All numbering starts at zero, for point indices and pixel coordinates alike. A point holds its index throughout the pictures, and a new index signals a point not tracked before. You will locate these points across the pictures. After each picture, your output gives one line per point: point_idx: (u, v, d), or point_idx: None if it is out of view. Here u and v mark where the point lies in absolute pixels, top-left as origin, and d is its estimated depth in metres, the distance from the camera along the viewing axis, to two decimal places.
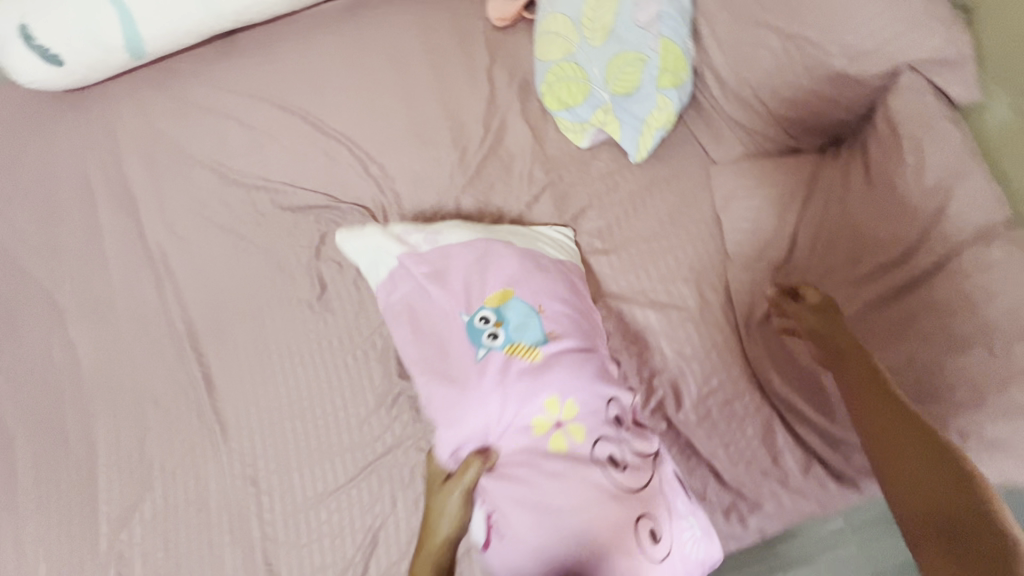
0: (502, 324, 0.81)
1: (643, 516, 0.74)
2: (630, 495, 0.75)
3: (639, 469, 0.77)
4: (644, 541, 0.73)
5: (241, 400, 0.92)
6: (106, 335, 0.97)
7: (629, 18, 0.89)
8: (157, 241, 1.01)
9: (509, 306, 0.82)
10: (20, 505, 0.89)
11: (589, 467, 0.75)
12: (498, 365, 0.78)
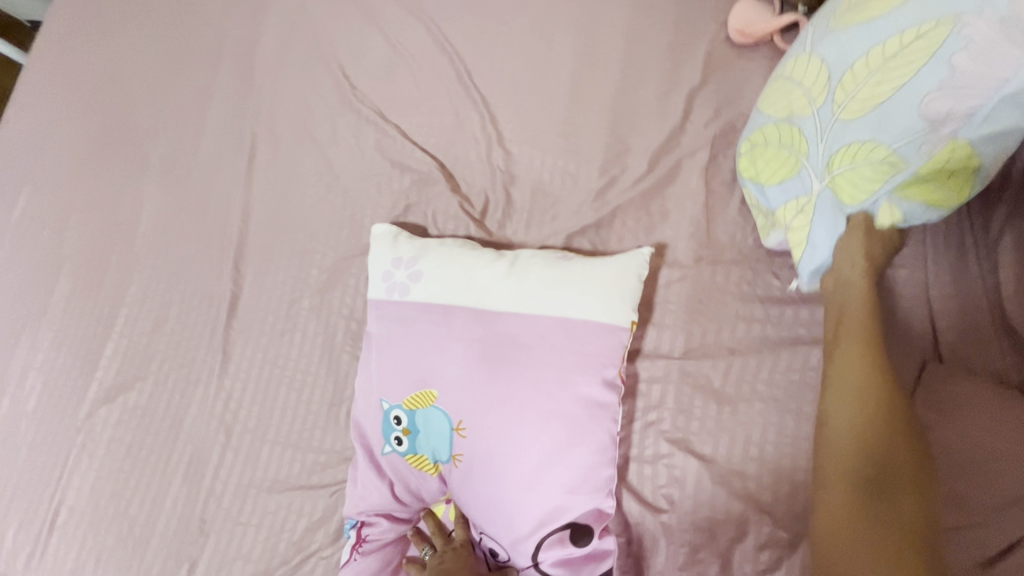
0: (410, 434, 0.64)
1: None
2: None
3: None
4: None
5: (253, 341, 0.83)
6: (171, 205, 0.92)
7: (918, 98, 0.56)
8: (255, 131, 0.92)
9: (426, 411, 0.63)
10: (43, 330, 0.90)
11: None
12: (391, 469, 0.66)
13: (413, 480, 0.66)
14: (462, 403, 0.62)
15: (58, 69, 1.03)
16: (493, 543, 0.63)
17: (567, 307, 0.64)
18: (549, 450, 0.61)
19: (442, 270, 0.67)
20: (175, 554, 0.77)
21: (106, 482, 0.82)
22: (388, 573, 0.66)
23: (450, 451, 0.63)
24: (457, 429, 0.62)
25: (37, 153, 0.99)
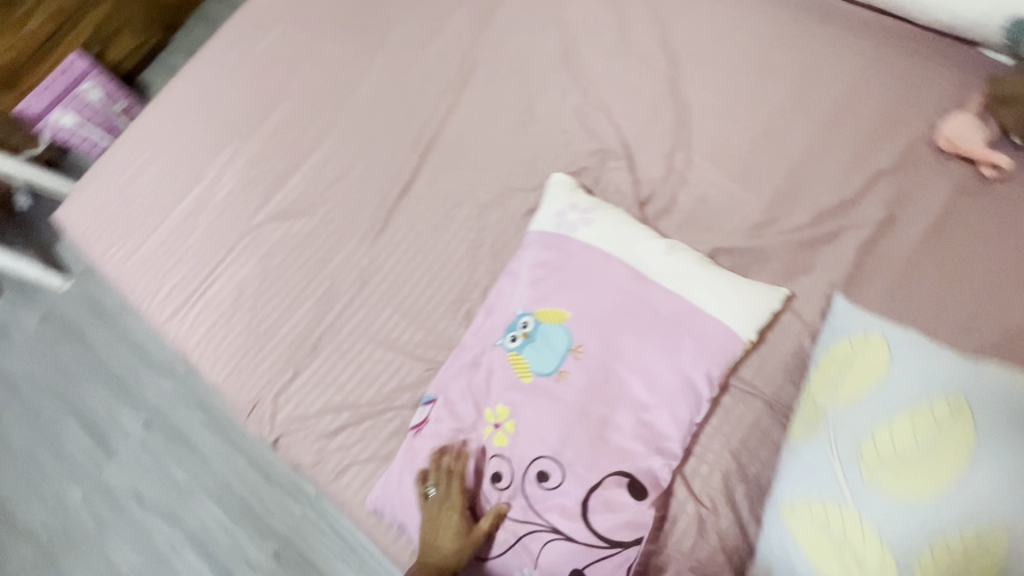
0: (527, 337, 0.71)
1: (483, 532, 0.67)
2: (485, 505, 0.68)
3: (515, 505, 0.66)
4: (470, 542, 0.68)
5: (409, 223, 0.95)
6: (386, 84, 1.04)
7: (980, 477, 0.58)
8: (478, 55, 1.04)
9: (551, 324, 0.71)
10: (247, 142, 1.06)
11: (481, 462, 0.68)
12: (492, 359, 0.73)
13: (503, 375, 0.71)
14: (585, 335, 0.69)
15: None
16: (548, 459, 0.65)
17: (704, 301, 0.71)
18: (638, 403, 0.67)
19: (609, 227, 0.76)
20: (285, 359, 0.91)
21: (252, 281, 0.96)
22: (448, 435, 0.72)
23: (555, 365, 0.68)
24: (573, 352, 0.68)
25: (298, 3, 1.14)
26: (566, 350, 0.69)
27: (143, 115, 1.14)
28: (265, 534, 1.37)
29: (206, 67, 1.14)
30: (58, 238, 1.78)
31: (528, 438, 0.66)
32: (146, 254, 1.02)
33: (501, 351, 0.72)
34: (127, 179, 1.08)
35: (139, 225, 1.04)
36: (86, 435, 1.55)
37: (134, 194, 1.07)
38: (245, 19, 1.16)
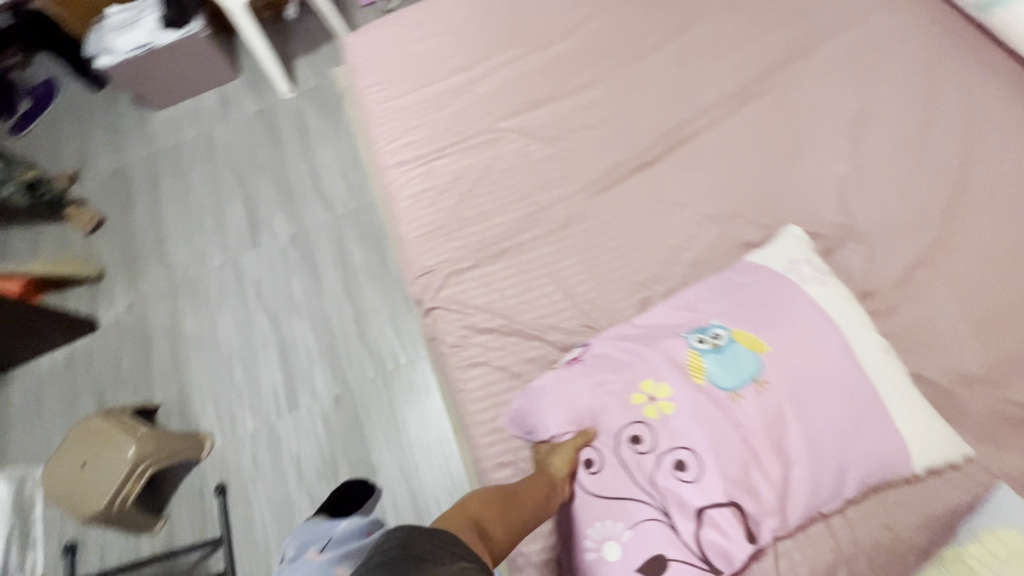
0: (721, 344, 0.72)
1: (589, 469, 0.72)
2: (604, 451, 0.71)
3: (632, 467, 0.70)
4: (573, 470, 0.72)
5: (631, 196, 0.98)
6: (668, 70, 1.08)
7: None
8: (767, 84, 1.04)
9: (749, 347, 0.72)
10: (524, 57, 1.14)
11: (620, 416, 0.72)
12: (676, 340, 0.75)
13: (680, 360, 0.72)
14: (775, 376, 0.70)
15: None
16: (686, 454, 0.68)
17: (899, 412, 0.69)
18: (792, 458, 0.68)
19: (839, 297, 0.76)
20: (468, 248, 0.98)
21: (472, 171, 1.04)
22: (599, 378, 0.75)
23: (736, 382, 0.70)
24: (756, 384, 0.69)
25: None
26: (749, 380, 0.70)
27: None
28: (336, 378, 1.50)
29: None
30: (300, 55, 2.00)
31: (678, 427, 0.69)
32: (399, 106, 1.13)
33: (684, 345, 0.73)
34: (412, 38, 1.20)
35: (404, 80, 1.15)
36: (243, 220, 1.75)
37: (411, 53, 1.18)
38: None
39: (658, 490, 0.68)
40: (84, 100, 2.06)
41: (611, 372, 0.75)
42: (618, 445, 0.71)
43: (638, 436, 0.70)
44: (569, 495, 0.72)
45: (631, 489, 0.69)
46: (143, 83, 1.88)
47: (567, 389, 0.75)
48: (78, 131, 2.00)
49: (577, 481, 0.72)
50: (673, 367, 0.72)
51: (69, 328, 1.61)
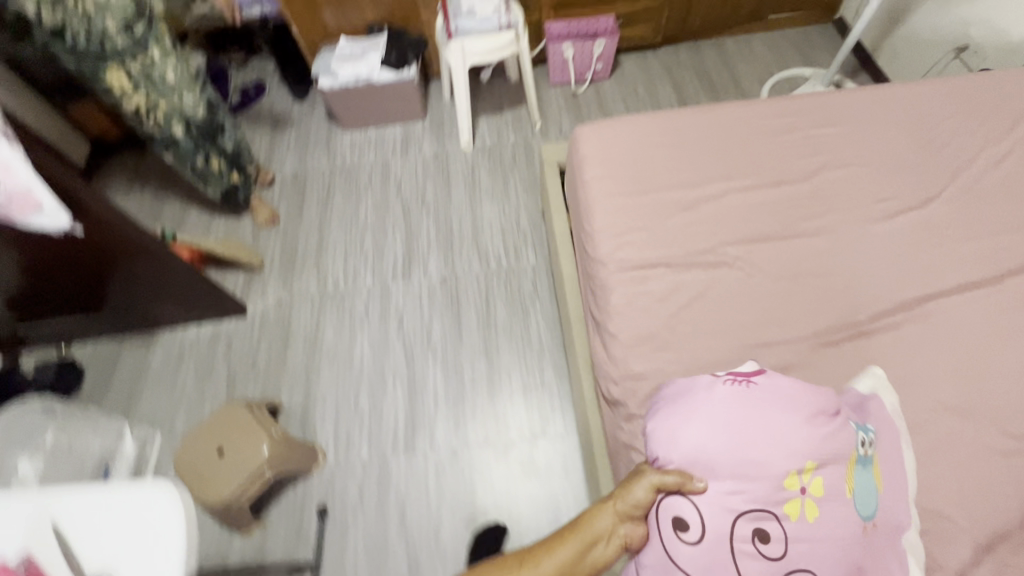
0: (864, 460, 0.78)
1: (696, 529, 0.73)
2: (728, 516, 0.72)
3: (742, 550, 0.71)
4: (682, 517, 0.74)
5: (856, 356, 0.96)
6: (901, 240, 1.08)
7: None
8: (1012, 282, 1.01)
9: (875, 481, 0.78)
10: (751, 190, 1.17)
11: (760, 495, 0.73)
12: (838, 438, 0.77)
13: (835, 467, 0.75)
14: (884, 518, 0.76)
15: (930, 104, 1.25)
16: (800, 573, 0.70)
17: None
18: None
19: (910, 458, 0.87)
20: (677, 364, 0.98)
21: (689, 287, 1.05)
22: (759, 439, 0.74)
23: (866, 510, 0.75)
24: (874, 524, 0.75)
25: (862, 125, 1.24)
26: (870, 519, 0.75)
27: (681, 109, 1.32)
28: (457, 431, 1.49)
29: (754, 113, 1.28)
30: (484, 114, 2.14)
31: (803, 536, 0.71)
32: (623, 205, 1.17)
33: (853, 441, 0.78)
34: (642, 145, 1.26)
35: (631, 182, 1.21)
36: (400, 250, 1.83)
37: (640, 158, 1.24)
38: (809, 103, 1.28)
39: None
40: (282, 104, 2.26)
41: (777, 441, 0.74)
42: (741, 523, 0.72)
43: (767, 531, 0.72)
44: (666, 553, 0.74)
45: (729, 571, 0.71)
46: (346, 107, 2.05)
47: (723, 442, 0.74)
48: (271, 131, 2.19)
49: (673, 542, 0.74)
50: (831, 473, 0.75)
51: (222, 309, 1.69)
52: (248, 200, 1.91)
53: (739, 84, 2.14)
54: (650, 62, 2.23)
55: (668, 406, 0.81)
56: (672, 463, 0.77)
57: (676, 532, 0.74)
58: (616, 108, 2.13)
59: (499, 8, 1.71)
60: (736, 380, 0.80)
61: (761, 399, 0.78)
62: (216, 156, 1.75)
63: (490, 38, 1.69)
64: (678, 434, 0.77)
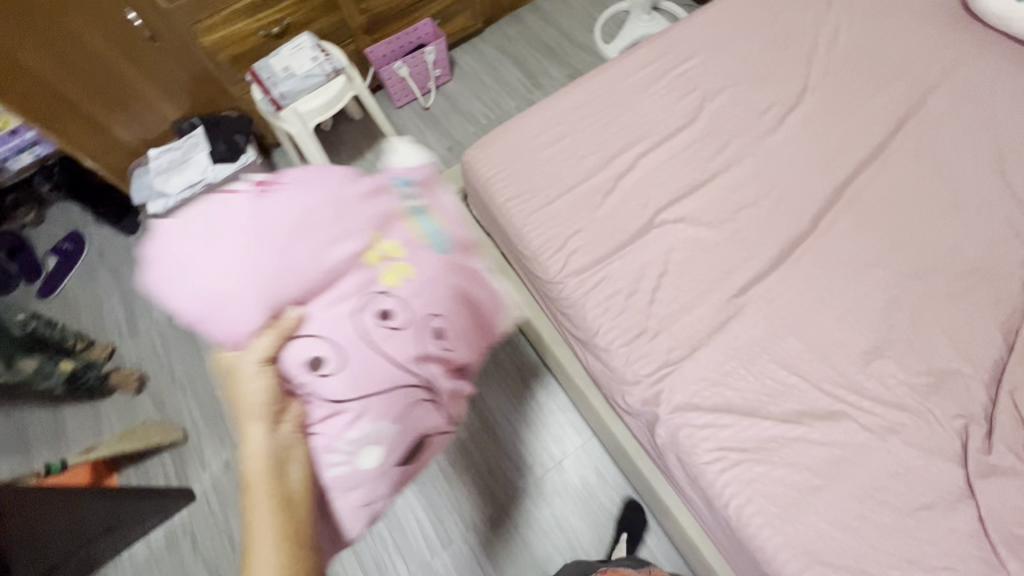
0: (416, 200, 0.75)
1: (326, 360, 0.62)
2: (356, 320, 0.64)
3: (386, 340, 0.64)
4: (300, 359, 0.62)
5: (819, 266, 1.00)
6: (801, 140, 1.13)
7: None
8: (900, 140, 1.10)
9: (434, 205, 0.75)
10: (657, 147, 1.17)
11: (366, 283, 0.66)
12: (377, 194, 0.72)
13: (398, 216, 0.71)
14: (461, 228, 0.76)
15: (760, 6, 1.32)
16: (441, 322, 0.68)
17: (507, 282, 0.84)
18: (476, 300, 0.74)
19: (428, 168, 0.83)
20: (680, 347, 0.96)
21: (652, 267, 1.04)
22: (282, 234, 0.63)
23: (432, 228, 0.73)
24: (453, 240, 0.74)
25: (716, 46, 1.28)
26: (444, 233, 0.74)
27: (553, 96, 1.28)
28: None
29: (620, 73, 1.27)
30: (346, 165, 1.96)
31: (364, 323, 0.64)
32: (551, 214, 1.12)
33: (387, 186, 0.74)
34: (536, 146, 1.21)
35: (545, 189, 1.15)
36: None
37: (541, 161, 1.19)
38: (663, 43, 1.30)
39: (407, 357, 0.65)
40: (114, 247, 1.91)
41: (308, 215, 0.66)
42: (365, 321, 0.64)
43: (384, 307, 0.65)
44: (322, 401, 0.62)
45: (389, 364, 0.64)
46: None
47: (312, 257, 0.64)
48: (116, 282, 1.84)
49: (320, 387, 0.62)
50: (396, 227, 0.70)
51: (164, 509, 1.42)
52: (106, 377, 1.61)
53: (573, 38, 2.14)
54: (482, 48, 2.16)
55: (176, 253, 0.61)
56: (247, 314, 0.60)
57: (314, 375, 0.62)
58: (473, 106, 2.04)
59: (316, 56, 1.54)
60: (257, 187, 0.66)
61: (281, 189, 0.66)
62: (26, 356, 1.43)
63: (322, 92, 1.53)
64: (207, 291, 0.60)
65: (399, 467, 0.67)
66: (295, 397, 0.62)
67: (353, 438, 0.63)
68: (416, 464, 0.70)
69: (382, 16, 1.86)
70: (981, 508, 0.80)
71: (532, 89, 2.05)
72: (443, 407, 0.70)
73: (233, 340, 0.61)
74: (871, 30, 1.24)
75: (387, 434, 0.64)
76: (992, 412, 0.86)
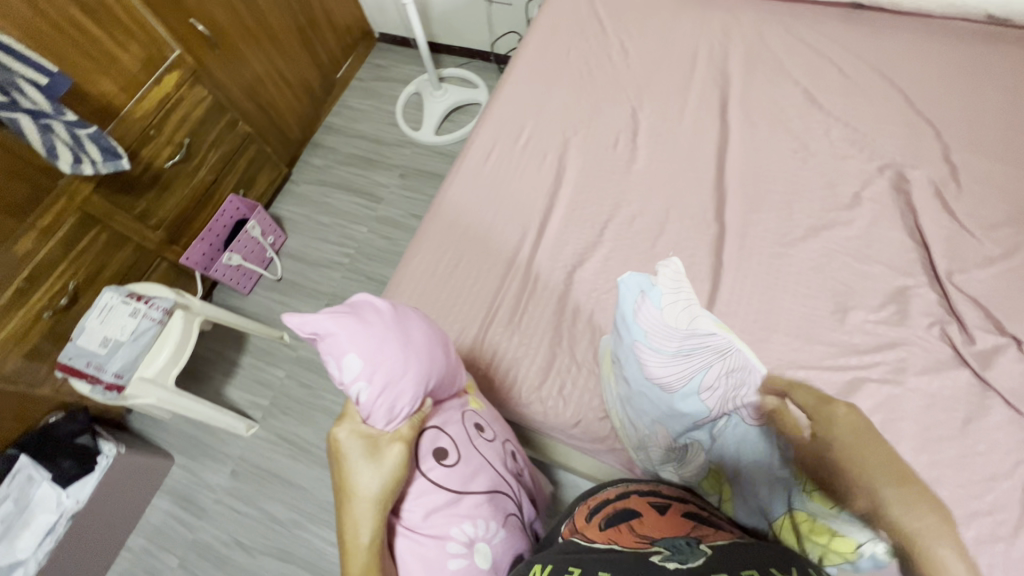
0: None
1: (445, 458, 0.73)
2: (458, 465, 0.73)
3: (444, 464, 0.73)
4: (444, 459, 0.73)
5: (751, 257, 1.04)
6: (662, 153, 1.18)
7: None
8: (733, 114, 1.19)
9: None
10: (549, 222, 1.13)
11: (445, 469, 0.72)
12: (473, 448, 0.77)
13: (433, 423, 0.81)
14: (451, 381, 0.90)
15: (550, 51, 1.36)
16: None
17: None
18: (444, 508, 0.71)
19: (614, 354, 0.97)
20: None
21: None
22: (458, 451, 0.74)
23: None
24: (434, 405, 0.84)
25: (537, 104, 1.29)
26: None
27: (423, 221, 1.19)
28: None
29: (471, 170, 1.22)
30: (225, 386, 1.67)
31: (455, 498, 0.71)
32: (497, 342, 1.03)
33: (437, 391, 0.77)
34: (439, 281, 1.10)
35: (475, 320, 1.05)
36: None
37: (453, 297, 1.08)
38: (488, 123, 1.28)
39: (462, 470, 0.73)
40: None
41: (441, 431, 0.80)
42: (451, 465, 0.73)
43: (480, 424, 0.81)
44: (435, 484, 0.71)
45: (473, 476, 0.74)
46: (75, 566, 1.37)
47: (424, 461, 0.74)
48: None
49: (443, 471, 0.72)
50: None
51: None
52: None
53: (381, 138, 2.06)
54: (301, 191, 2.00)
55: (435, 459, 0.72)
56: (455, 434, 0.76)
57: (439, 459, 0.73)
58: (326, 251, 1.87)
59: (135, 309, 1.29)
60: (446, 449, 0.74)
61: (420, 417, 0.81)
62: None
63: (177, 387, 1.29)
64: None
65: (465, 435, 0.77)
66: (453, 500, 0.71)
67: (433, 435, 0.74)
68: (472, 473, 0.74)
69: (179, 218, 1.62)
70: (1002, 392, 0.87)
71: (374, 205, 1.93)
72: (453, 471, 0.73)
73: (389, 413, 0.68)
74: (647, 33, 1.34)
75: (429, 435, 0.74)
76: (950, 303, 0.95)
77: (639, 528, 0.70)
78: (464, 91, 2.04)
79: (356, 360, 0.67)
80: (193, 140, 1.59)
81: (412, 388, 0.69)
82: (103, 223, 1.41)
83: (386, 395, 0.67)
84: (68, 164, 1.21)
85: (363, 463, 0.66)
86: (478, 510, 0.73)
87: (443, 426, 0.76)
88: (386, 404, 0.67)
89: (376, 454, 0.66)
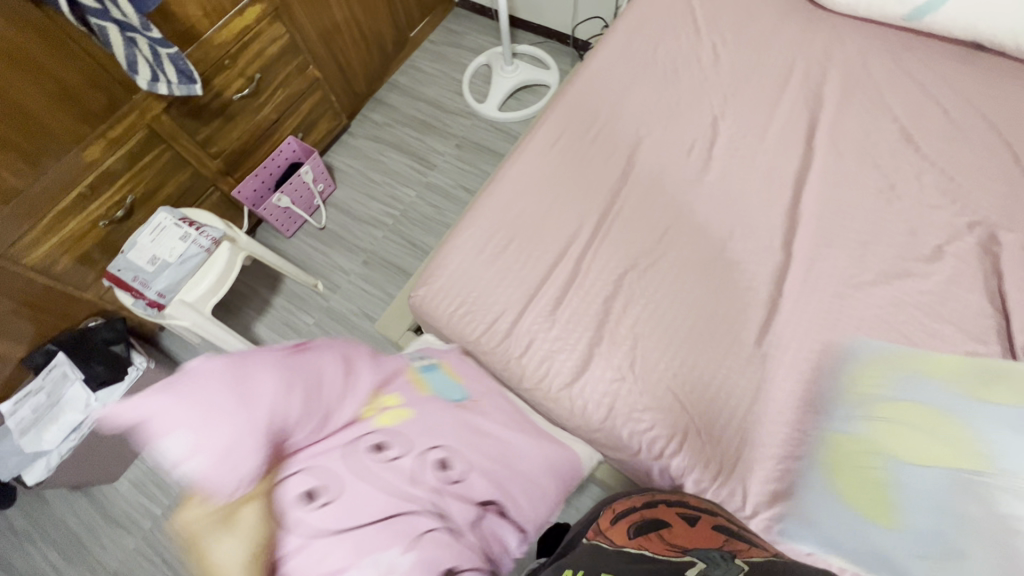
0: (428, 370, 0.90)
1: (314, 499, 0.61)
2: (342, 498, 0.61)
3: (331, 502, 0.61)
4: (308, 502, 0.60)
5: (813, 292, 0.99)
6: (737, 169, 1.13)
7: None
8: (819, 141, 1.13)
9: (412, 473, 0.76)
10: (607, 219, 1.10)
11: (340, 501, 0.61)
12: (382, 469, 0.66)
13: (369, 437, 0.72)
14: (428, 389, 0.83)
15: (637, 44, 1.31)
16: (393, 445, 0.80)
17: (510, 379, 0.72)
18: (349, 551, 0.58)
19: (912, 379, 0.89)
20: (726, 435, 0.90)
21: (663, 355, 0.97)
22: (337, 485, 0.62)
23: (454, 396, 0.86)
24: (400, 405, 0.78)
25: (614, 96, 1.24)
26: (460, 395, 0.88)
27: (479, 196, 1.17)
28: None
29: (536, 153, 1.19)
30: (254, 322, 1.70)
31: (353, 543, 0.59)
32: (535, 330, 1.01)
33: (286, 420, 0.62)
34: (486, 259, 1.08)
35: (516, 304, 1.04)
36: None
37: (498, 278, 1.07)
38: (561, 108, 1.24)
39: (342, 515, 0.60)
40: None
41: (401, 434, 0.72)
42: (312, 515, 0.59)
43: (387, 444, 0.69)
44: (307, 533, 0.58)
45: (366, 512, 0.61)
46: (92, 466, 1.43)
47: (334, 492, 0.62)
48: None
49: (319, 516, 0.60)
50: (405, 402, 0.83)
51: None
52: None
53: (444, 104, 2.04)
54: (357, 145, 2.00)
55: (306, 507, 0.60)
56: (336, 470, 0.64)
57: (311, 500, 0.61)
58: (371, 208, 1.87)
59: (186, 234, 1.31)
60: (326, 485, 0.62)
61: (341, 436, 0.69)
62: None
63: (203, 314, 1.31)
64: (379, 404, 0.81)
65: (358, 467, 0.65)
66: (338, 544, 0.58)
67: (313, 476, 0.63)
68: (354, 512, 0.61)
69: (237, 151, 1.63)
70: None
71: (426, 171, 1.92)
72: (341, 504, 0.61)
73: (231, 483, 0.56)
74: (742, 42, 1.28)
75: (296, 473, 0.63)
76: None
77: (670, 538, 0.70)
78: (535, 71, 1.99)
79: (176, 437, 0.55)
80: (263, 77, 1.59)
81: (251, 452, 0.57)
82: (167, 144, 1.44)
83: (218, 467, 0.55)
84: (146, 80, 1.22)
85: (212, 537, 0.54)
86: (390, 541, 0.60)
87: (307, 468, 0.63)
88: (220, 474, 0.55)
89: (229, 520, 0.55)
